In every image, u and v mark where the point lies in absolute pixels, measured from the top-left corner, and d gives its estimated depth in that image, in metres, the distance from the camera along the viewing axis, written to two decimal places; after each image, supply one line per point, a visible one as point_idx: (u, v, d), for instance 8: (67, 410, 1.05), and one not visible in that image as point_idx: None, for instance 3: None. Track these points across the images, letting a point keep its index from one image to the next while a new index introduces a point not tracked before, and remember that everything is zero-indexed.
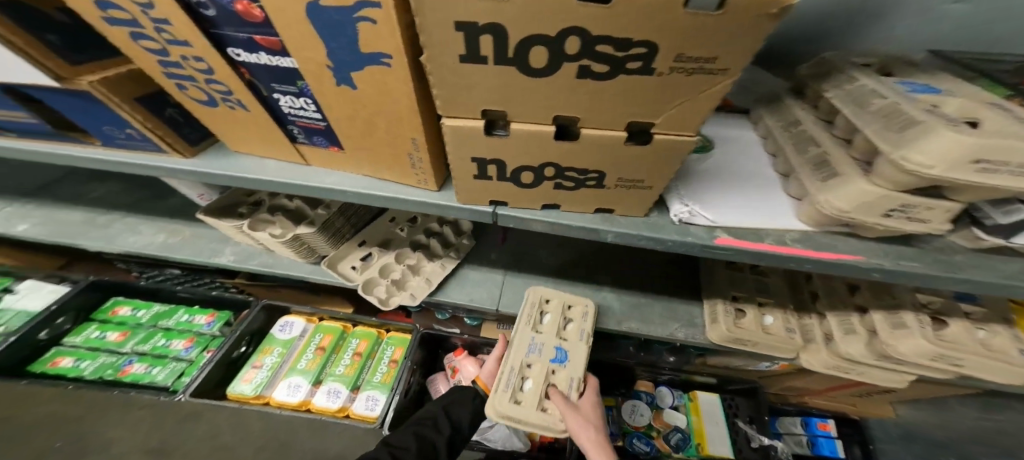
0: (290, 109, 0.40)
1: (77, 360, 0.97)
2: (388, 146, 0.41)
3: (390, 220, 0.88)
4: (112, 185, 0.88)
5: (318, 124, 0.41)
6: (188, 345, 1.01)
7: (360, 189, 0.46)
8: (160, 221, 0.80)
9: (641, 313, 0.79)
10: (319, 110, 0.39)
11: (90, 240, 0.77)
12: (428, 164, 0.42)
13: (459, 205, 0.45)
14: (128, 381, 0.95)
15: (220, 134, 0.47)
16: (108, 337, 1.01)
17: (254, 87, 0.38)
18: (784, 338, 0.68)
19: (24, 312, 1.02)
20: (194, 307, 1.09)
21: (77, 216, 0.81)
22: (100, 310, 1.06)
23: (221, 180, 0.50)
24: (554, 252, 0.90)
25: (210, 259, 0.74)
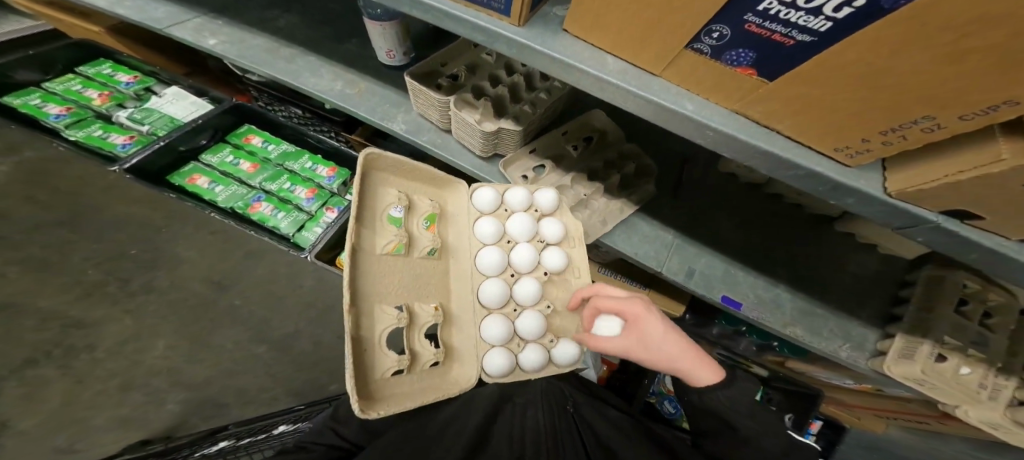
0: (788, 12, 0.22)
1: (211, 182, 0.97)
2: (879, 101, 0.24)
3: (563, 133, 0.73)
4: (295, 16, 0.79)
5: (794, 40, 0.24)
6: (310, 195, 0.99)
7: (730, 132, 0.33)
8: (336, 66, 0.72)
9: (820, 317, 0.66)
10: (825, 28, 0.21)
11: (277, 70, 0.71)
12: (906, 142, 0.26)
13: (879, 196, 0.30)
14: (254, 219, 0.94)
15: (585, 10, 0.34)
16: (241, 166, 1.00)
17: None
18: (969, 391, 0.58)
19: (173, 119, 1.01)
20: (317, 157, 1.05)
21: (262, 42, 0.75)
22: (236, 134, 1.05)
23: (542, 65, 0.39)
24: (736, 222, 0.72)
25: (383, 122, 0.66)
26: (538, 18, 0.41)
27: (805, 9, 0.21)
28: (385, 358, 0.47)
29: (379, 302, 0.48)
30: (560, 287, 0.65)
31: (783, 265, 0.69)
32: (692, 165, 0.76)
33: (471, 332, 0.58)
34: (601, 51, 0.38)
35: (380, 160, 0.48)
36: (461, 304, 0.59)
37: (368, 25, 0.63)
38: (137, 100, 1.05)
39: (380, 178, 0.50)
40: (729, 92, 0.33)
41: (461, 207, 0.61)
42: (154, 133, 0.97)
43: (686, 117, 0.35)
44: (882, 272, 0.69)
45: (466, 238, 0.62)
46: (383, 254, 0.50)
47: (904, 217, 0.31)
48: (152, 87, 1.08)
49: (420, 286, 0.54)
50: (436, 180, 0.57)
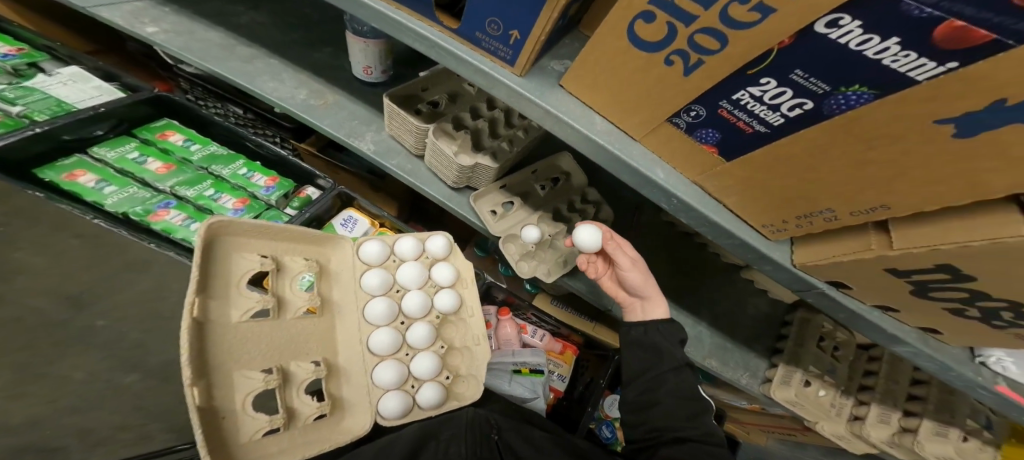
0: (754, 105, 0.29)
1: (99, 182, 0.78)
2: (806, 189, 0.31)
3: (532, 172, 0.79)
4: (260, 16, 0.80)
5: (754, 128, 0.31)
6: (238, 206, 0.84)
7: (686, 200, 0.40)
8: (303, 75, 0.73)
9: (729, 347, 0.78)
10: (774, 126, 0.29)
11: (226, 68, 0.70)
12: (812, 227, 0.34)
13: (788, 265, 0.38)
14: (157, 229, 0.77)
15: (586, 72, 0.41)
16: (149, 166, 0.84)
17: (750, 63, 0.26)
18: (825, 408, 0.73)
19: (61, 102, 0.81)
20: (255, 163, 0.92)
21: (215, 37, 0.74)
22: (148, 128, 0.90)
23: (534, 113, 0.46)
24: (665, 264, 0.83)
25: (351, 140, 0.69)
26: (538, 70, 0.48)
27: (769, 104, 0.28)
28: (250, 420, 0.42)
29: (243, 366, 0.44)
30: (456, 326, 0.68)
31: (703, 305, 0.81)
32: (638, 211, 0.86)
33: (360, 380, 0.57)
34: (589, 110, 0.44)
35: (230, 227, 0.45)
36: (347, 355, 0.58)
37: (351, 39, 0.66)
38: (14, 77, 0.83)
39: (234, 243, 0.47)
40: (693, 165, 0.39)
41: (345, 263, 0.62)
42: (26, 116, 0.76)
43: (656, 182, 0.41)
44: (770, 313, 0.84)
45: (351, 292, 0.62)
46: (241, 321, 0.45)
47: (800, 283, 0.40)
48: (41, 64, 0.87)
49: (297, 343, 0.51)
50: (310, 238, 0.57)
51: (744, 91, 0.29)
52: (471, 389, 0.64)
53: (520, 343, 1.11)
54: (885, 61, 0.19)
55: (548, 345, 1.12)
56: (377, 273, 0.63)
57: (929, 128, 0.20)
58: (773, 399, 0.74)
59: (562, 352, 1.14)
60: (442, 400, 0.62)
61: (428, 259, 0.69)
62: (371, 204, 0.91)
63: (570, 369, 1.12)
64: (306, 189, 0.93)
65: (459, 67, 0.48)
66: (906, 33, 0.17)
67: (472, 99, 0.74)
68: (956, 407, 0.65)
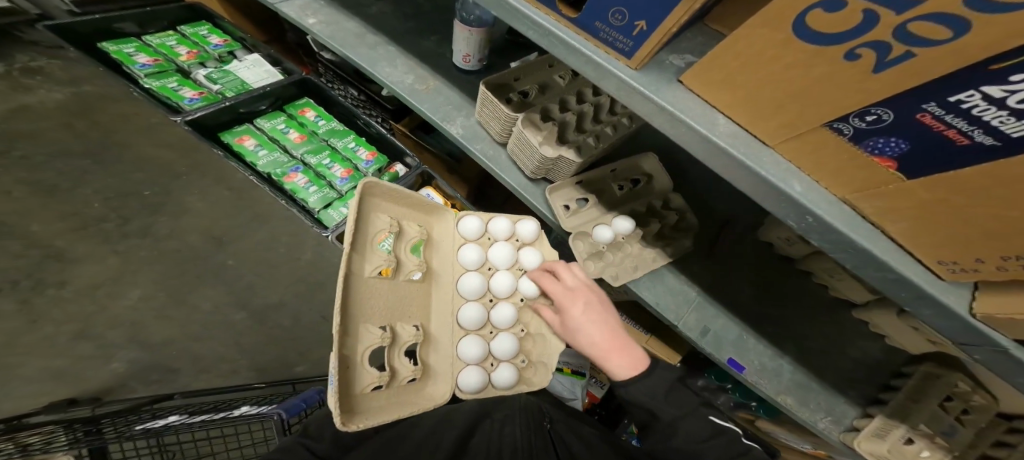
0: (986, 109, 0.21)
1: (257, 146, 0.92)
2: None
3: (611, 170, 0.76)
4: (387, 7, 0.84)
5: (975, 139, 0.23)
6: (345, 176, 0.93)
7: (829, 221, 0.34)
8: (413, 60, 0.76)
9: (808, 385, 0.69)
10: (1021, 137, 0.21)
11: (356, 54, 0.75)
12: (1021, 271, 0.27)
13: (963, 313, 0.32)
14: (287, 189, 0.88)
15: (717, 68, 0.37)
16: (289, 134, 0.96)
17: (999, 55, 0.19)
18: None
19: (244, 83, 0.98)
20: (362, 139, 1.00)
21: (353, 27, 0.78)
22: (293, 104, 1.01)
23: (645, 110, 0.43)
24: (755, 287, 0.75)
25: (444, 124, 0.70)
26: (655, 64, 0.44)
27: (1012, 109, 0.20)
28: (365, 374, 0.45)
29: (365, 321, 0.47)
30: (535, 313, 0.67)
31: (792, 338, 0.72)
32: (730, 227, 0.80)
33: (448, 352, 0.58)
34: (716, 111, 0.40)
35: (376, 188, 0.48)
36: (440, 324, 0.59)
37: (456, 27, 0.69)
38: (218, 63, 1.01)
39: (373, 204, 0.49)
40: (846, 182, 0.34)
41: (448, 234, 0.63)
42: (222, 93, 0.94)
43: (790, 197, 0.36)
44: (878, 362, 0.73)
45: (450, 263, 0.62)
46: (370, 276, 0.48)
47: (972, 336, 0.33)
48: (236, 52, 1.04)
49: (402, 307, 0.53)
50: (424, 207, 0.58)
51: (975, 91, 0.21)
52: (539, 375, 0.63)
53: None
54: None
55: None
56: (473, 249, 0.65)
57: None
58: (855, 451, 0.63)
59: None
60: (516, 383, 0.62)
61: (517, 242, 0.70)
62: (447, 186, 0.95)
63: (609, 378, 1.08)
64: (396, 166, 0.98)
65: (571, 58, 0.46)
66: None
67: (562, 91, 0.72)
68: None
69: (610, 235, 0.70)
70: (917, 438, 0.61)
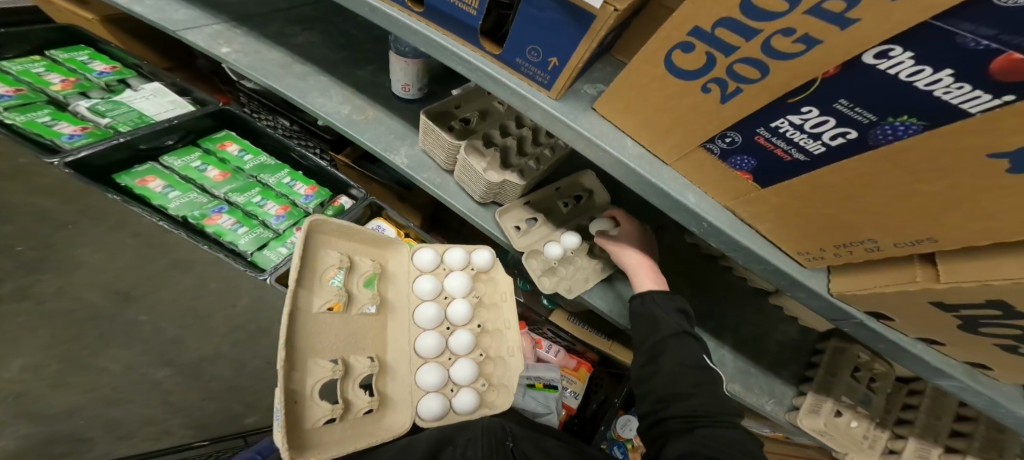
0: (794, 133, 0.30)
1: (167, 187, 0.88)
2: (849, 217, 0.31)
3: (555, 189, 0.81)
4: (314, 36, 0.86)
5: (792, 156, 0.31)
6: (280, 213, 0.96)
7: (719, 226, 0.40)
8: (349, 92, 0.77)
9: (750, 372, 0.75)
10: (820, 153, 0.29)
11: (282, 84, 0.75)
12: (851, 256, 0.34)
13: (823, 293, 0.38)
14: (211, 232, 0.88)
15: (616, 97, 0.42)
16: (208, 173, 0.94)
17: (793, 90, 0.27)
18: (857, 440, 0.68)
19: (142, 115, 0.93)
20: (298, 173, 1.02)
21: (276, 56, 0.79)
22: (210, 139, 1.01)
23: (566, 135, 0.47)
24: (693, 287, 0.82)
25: (387, 154, 0.71)
26: (573, 94, 0.49)
27: (810, 132, 0.29)
28: (315, 408, 0.45)
29: (315, 354, 0.47)
30: (494, 337, 0.69)
31: (728, 329, 0.79)
32: (663, 232, 0.87)
33: (406, 380, 0.59)
34: (620, 134, 0.46)
35: (324, 225, 0.50)
36: (396, 353, 0.61)
37: (393, 59, 0.72)
38: (106, 92, 0.96)
39: (322, 240, 0.51)
40: (725, 191, 0.40)
41: (401, 267, 0.65)
42: (113, 127, 0.88)
43: (688, 207, 0.41)
44: (800, 341, 0.81)
45: (405, 294, 0.65)
46: (320, 311, 0.49)
47: (838, 313, 0.39)
48: (128, 80, 1.01)
49: (356, 340, 0.54)
50: (376, 241, 0.61)
51: (784, 119, 0.30)
52: (501, 397, 0.65)
53: (534, 357, 1.11)
54: (936, 93, 0.20)
55: (563, 361, 1.13)
56: (428, 280, 0.67)
57: (982, 162, 0.20)
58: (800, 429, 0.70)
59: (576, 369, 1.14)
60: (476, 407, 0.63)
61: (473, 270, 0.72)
62: (397, 216, 0.96)
63: (583, 387, 1.12)
64: (340, 198, 0.99)
65: (497, 89, 0.51)
66: (959, 66, 0.18)
67: (502, 117, 0.76)
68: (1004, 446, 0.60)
69: (560, 251, 0.72)
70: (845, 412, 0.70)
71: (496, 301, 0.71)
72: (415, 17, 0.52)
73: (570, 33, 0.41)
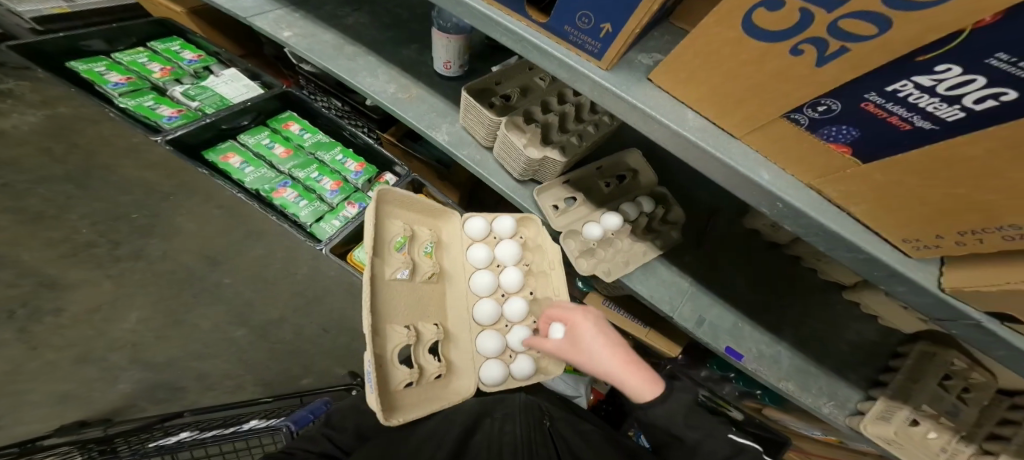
0: (920, 97, 0.24)
1: (243, 163, 0.95)
2: (981, 203, 0.25)
3: (597, 168, 0.77)
4: (363, 16, 0.86)
5: (914, 124, 0.26)
6: (334, 188, 0.97)
7: (802, 209, 0.35)
8: (394, 71, 0.77)
9: (810, 371, 0.69)
10: (958, 120, 0.23)
11: (336, 65, 0.76)
12: (981, 245, 0.28)
13: (933, 289, 0.32)
14: (277, 204, 0.91)
15: (680, 66, 0.38)
16: (275, 150, 0.99)
17: (923, 48, 0.21)
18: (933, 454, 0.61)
19: (223, 98, 1.01)
20: (349, 151, 1.04)
21: (330, 38, 0.80)
22: (277, 120, 1.05)
23: (618, 109, 0.44)
24: (748, 277, 0.76)
25: (430, 132, 0.71)
26: (625, 63, 0.45)
27: (943, 96, 0.23)
28: (397, 372, 0.50)
29: (390, 322, 0.51)
30: (544, 304, 0.69)
31: (788, 325, 0.72)
32: (718, 218, 0.80)
33: (468, 348, 0.62)
34: (684, 106, 0.41)
35: (389, 196, 0.53)
36: (457, 321, 0.62)
37: (434, 34, 0.70)
38: (194, 78, 1.05)
39: (387, 211, 0.53)
40: (812, 168, 0.35)
41: (455, 235, 0.65)
42: (201, 110, 0.97)
43: (759, 186, 0.36)
44: (875, 343, 0.72)
45: (460, 262, 0.65)
46: (392, 279, 0.53)
47: (947, 311, 0.33)
48: (211, 67, 1.09)
49: (421, 309, 0.56)
50: (432, 210, 0.61)
51: (907, 81, 0.24)
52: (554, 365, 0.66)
53: None
54: None
55: None
56: (481, 248, 0.66)
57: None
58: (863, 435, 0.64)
59: None
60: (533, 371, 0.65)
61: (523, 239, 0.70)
62: (438, 194, 0.96)
63: None
64: (385, 175, 1.01)
65: (545, 62, 0.47)
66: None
67: (544, 92, 0.73)
68: None
69: (600, 232, 0.71)
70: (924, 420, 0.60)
71: (544, 269, 0.69)
72: None
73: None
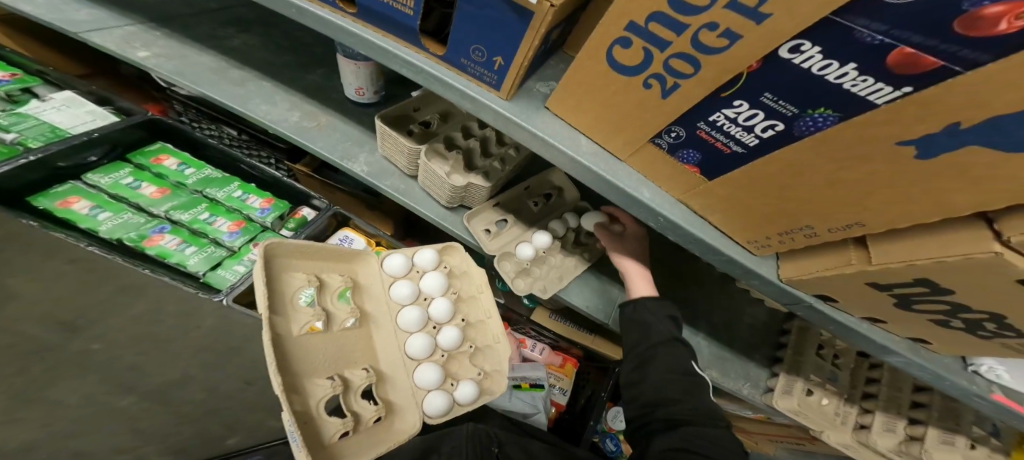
0: (730, 126, 0.30)
1: (94, 208, 0.79)
2: (783, 206, 0.32)
3: (525, 188, 0.81)
4: (252, 38, 0.84)
5: (731, 148, 0.32)
6: (234, 229, 0.90)
7: (676, 220, 0.41)
8: (295, 97, 0.75)
9: (726, 357, 0.77)
10: (756, 143, 0.30)
11: (214, 90, 0.72)
12: (794, 242, 0.35)
13: (775, 280, 0.39)
14: (151, 254, 0.80)
15: (567, 97, 0.43)
16: (144, 190, 0.87)
17: (724, 85, 0.28)
18: (826, 415, 0.71)
19: (55, 128, 0.83)
20: (248, 186, 0.98)
21: (207, 61, 0.77)
22: (142, 153, 0.93)
23: (520, 136, 0.47)
24: (664, 278, 0.83)
25: (345, 163, 0.70)
26: (524, 92, 0.49)
27: (744, 125, 0.29)
28: (330, 423, 0.45)
29: (312, 375, 0.48)
30: (478, 328, 0.68)
31: (701, 317, 0.81)
32: None
33: (406, 385, 0.59)
34: (575, 132, 0.46)
35: (280, 248, 0.47)
36: (389, 361, 0.60)
37: (342, 62, 0.69)
38: (9, 103, 0.85)
39: (283, 264, 0.48)
40: (677, 186, 0.41)
41: (374, 276, 0.63)
42: (22, 143, 0.77)
43: (642, 202, 0.42)
44: (768, 322, 0.83)
45: (383, 303, 0.63)
46: (301, 334, 0.48)
47: (789, 298, 0.41)
48: (34, 89, 0.90)
49: (345, 355, 0.54)
50: (343, 255, 0.58)
51: (720, 113, 0.30)
52: (496, 383, 0.64)
53: (520, 357, 1.12)
54: (830, 76, 0.21)
55: (548, 359, 1.15)
56: (405, 284, 0.64)
57: (894, 147, 0.22)
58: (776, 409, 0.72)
59: (563, 366, 1.14)
60: (477, 395, 0.63)
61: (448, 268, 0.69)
62: (364, 225, 0.94)
63: (570, 383, 1.13)
64: (302, 210, 0.99)
65: (448, 92, 0.50)
66: (862, 59, 0.19)
67: (464, 117, 0.76)
68: (960, 414, 0.63)
69: (532, 251, 0.73)
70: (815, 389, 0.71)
71: (473, 293, 0.69)
72: (348, 18, 0.51)
73: (512, 32, 0.41)
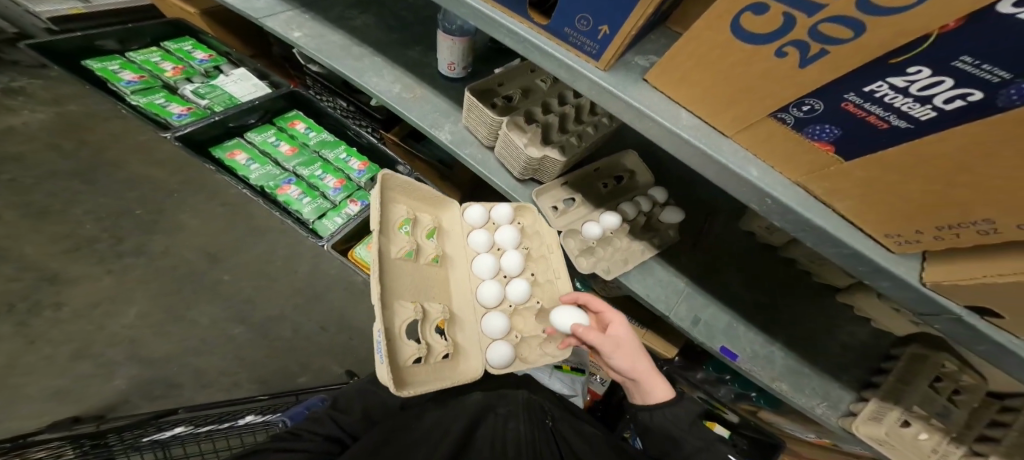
0: (895, 97, 0.25)
1: (249, 160, 0.98)
2: (942, 198, 0.27)
3: (594, 170, 0.79)
4: (370, 19, 0.88)
5: (890, 123, 0.27)
6: (338, 186, 0.99)
7: (789, 205, 0.37)
8: (398, 71, 0.79)
9: (800, 371, 0.70)
10: (929, 118, 0.25)
11: (343, 65, 0.78)
12: (957, 239, 0.30)
13: (914, 283, 0.34)
14: (281, 200, 0.94)
15: (671, 68, 0.40)
16: (280, 147, 1.02)
17: (899, 50, 0.22)
18: None
19: (231, 97, 1.04)
20: (353, 150, 1.07)
21: (337, 39, 0.82)
22: (284, 117, 1.08)
23: (613, 108, 0.45)
24: (745, 279, 0.77)
25: (433, 130, 0.73)
26: (621, 65, 0.46)
27: (917, 96, 0.24)
28: (405, 346, 0.51)
29: (399, 297, 0.54)
30: (545, 288, 0.68)
31: (783, 325, 0.74)
32: (716, 219, 0.83)
33: (473, 330, 0.62)
34: (675, 106, 0.43)
35: (392, 181, 0.56)
36: (460, 303, 0.63)
37: (440, 37, 0.72)
38: (204, 77, 1.08)
39: (391, 196, 0.57)
40: (797, 166, 0.37)
41: (455, 223, 0.67)
42: (210, 108, 1.00)
43: (749, 182, 0.38)
44: (870, 345, 0.74)
45: (462, 247, 0.67)
46: (397, 257, 0.56)
47: (930, 306, 0.35)
48: (221, 67, 1.12)
49: (427, 287, 0.59)
50: (433, 199, 0.63)
51: (882, 82, 0.26)
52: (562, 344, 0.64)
53: None
54: None
55: None
56: (480, 235, 0.67)
57: None
58: (856, 436, 0.63)
59: None
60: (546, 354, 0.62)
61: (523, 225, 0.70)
62: None
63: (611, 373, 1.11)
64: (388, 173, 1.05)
65: (544, 62, 0.49)
66: None
67: (545, 94, 0.75)
68: None
69: (599, 230, 0.71)
70: (913, 421, 0.60)
71: (544, 253, 0.69)
72: None
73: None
